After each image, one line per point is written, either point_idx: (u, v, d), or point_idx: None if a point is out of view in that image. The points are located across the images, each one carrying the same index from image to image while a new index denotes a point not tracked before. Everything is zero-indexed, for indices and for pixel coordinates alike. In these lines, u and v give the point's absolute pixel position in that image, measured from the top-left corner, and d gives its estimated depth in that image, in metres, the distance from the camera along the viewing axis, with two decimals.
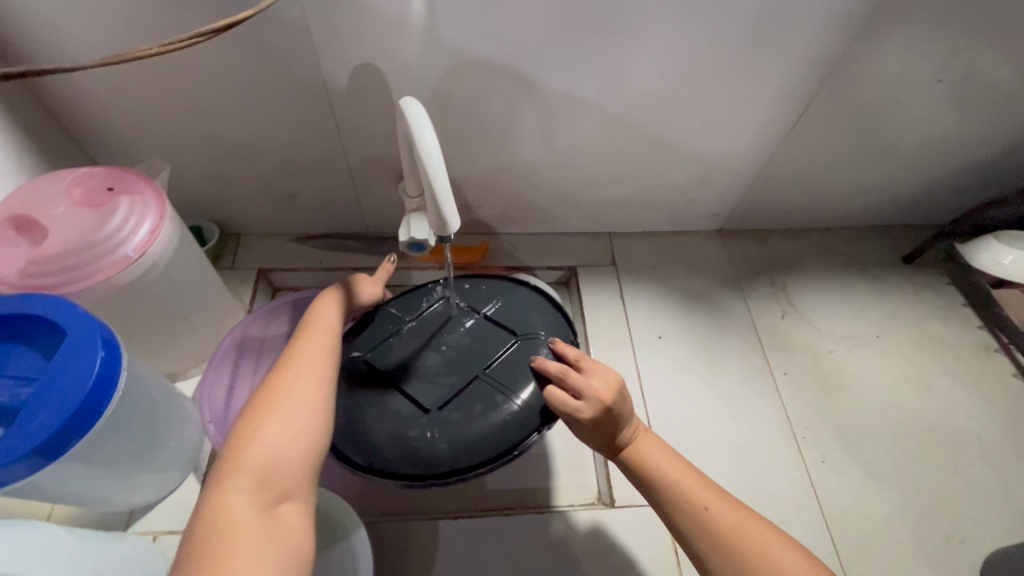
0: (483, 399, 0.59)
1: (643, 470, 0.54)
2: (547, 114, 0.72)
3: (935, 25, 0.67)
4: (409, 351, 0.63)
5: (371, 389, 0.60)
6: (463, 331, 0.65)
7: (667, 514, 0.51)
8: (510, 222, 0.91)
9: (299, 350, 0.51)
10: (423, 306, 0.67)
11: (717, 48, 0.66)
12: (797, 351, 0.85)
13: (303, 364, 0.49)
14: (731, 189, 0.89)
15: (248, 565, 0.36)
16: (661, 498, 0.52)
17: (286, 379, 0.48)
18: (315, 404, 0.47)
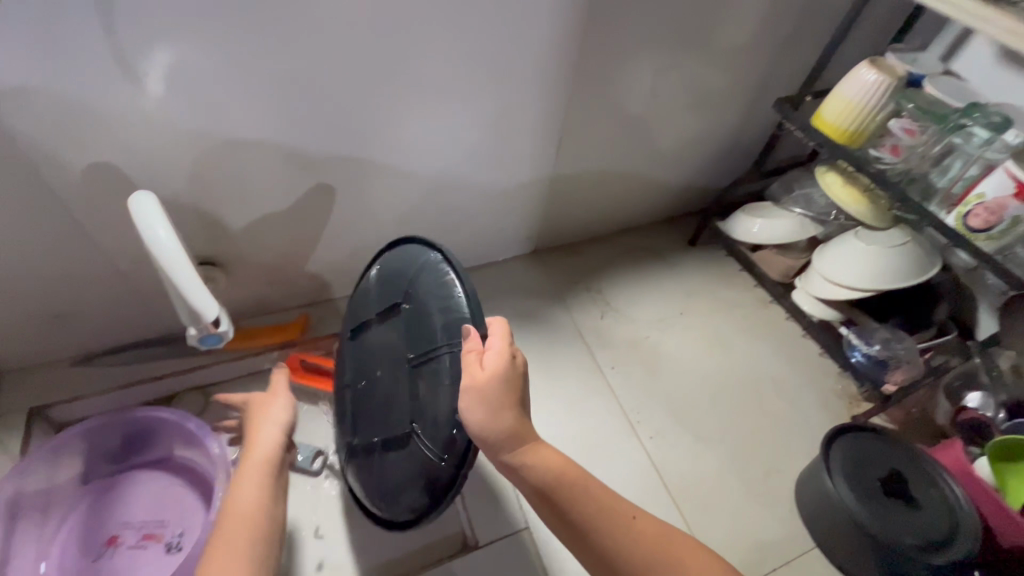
0: (424, 380, 0.56)
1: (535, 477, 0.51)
2: (322, 179, 0.73)
3: (639, 52, 0.79)
4: (372, 404, 0.63)
5: (365, 447, 0.63)
6: (376, 334, 0.64)
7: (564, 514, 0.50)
8: (328, 288, 0.89)
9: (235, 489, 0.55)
10: (348, 377, 0.68)
11: (464, 93, 0.71)
12: (620, 343, 0.93)
13: (240, 504, 0.54)
14: (530, 213, 0.96)
15: None
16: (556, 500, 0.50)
17: (231, 524, 0.52)
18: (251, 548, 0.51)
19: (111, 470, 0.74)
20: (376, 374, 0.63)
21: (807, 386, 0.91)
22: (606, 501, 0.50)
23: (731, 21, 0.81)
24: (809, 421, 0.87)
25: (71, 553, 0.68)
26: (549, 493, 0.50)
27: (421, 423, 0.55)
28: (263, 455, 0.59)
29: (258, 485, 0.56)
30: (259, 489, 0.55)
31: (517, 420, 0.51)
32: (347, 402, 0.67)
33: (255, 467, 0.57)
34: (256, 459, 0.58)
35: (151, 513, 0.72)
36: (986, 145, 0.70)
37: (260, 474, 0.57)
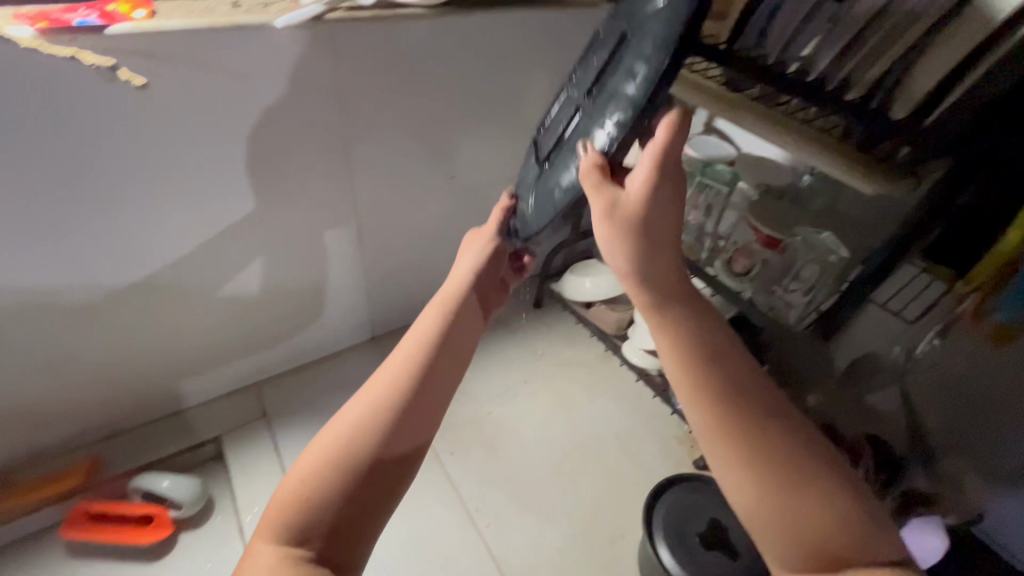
0: (597, 116, 0.48)
1: (692, 329, 0.43)
2: (72, 319, 0.65)
3: (421, 143, 0.78)
4: (563, 112, 0.55)
5: (519, 190, 0.59)
6: (600, 33, 0.52)
7: (709, 369, 0.41)
8: (122, 423, 0.80)
9: (378, 374, 0.48)
10: (569, 81, 0.55)
11: (227, 207, 0.67)
12: (461, 427, 0.89)
13: (351, 404, 0.46)
14: (355, 304, 0.92)
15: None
16: (710, 362, 0.42)
17: (372, 394, 0.47)
18: (370, 434, 0.44)
19: None
20: (571, 95, 0.54)
21: (652, 437, 0.91)
22: (743, 390, 0.41)
23: (512, 107, 0.84)
24: (653, 476, 0.86)
25: None
26: (691, 349, 0.42)
27: (541, 183, 0.54)
28: (426, 328, 0.51)
29: (415, 360, 0.49)
30: (442, 318, 0.52)
31: (654, 247, 0.44)
32: (552, 122, 0.57)
33: (421, 343, 0.50)
34: (415, 336, 0.51)
35: None
36: (734, 197, 0.77)
37: (414, 347, 0.50)
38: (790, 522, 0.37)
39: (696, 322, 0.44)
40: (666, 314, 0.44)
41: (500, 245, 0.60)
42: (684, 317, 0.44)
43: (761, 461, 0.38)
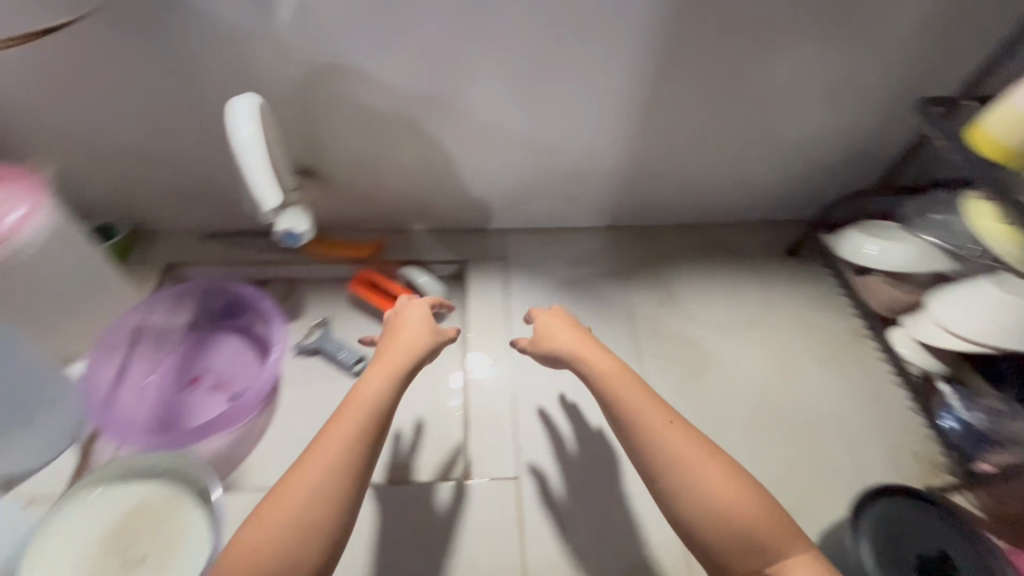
0: None
1: (633, 416, 0.63)
2: (409, 112, 0.79)
3: (752, 25, 0.72)
4: None
5: None
6: None
7: (679, 483, 0.59)
8: (406, 221, 0.97)
9: (330, 439, 0.58)
10: None
11: (552, 48, 0.73)
12: (669, 336, 0.89)
13: (327, 470, 0.56)
14: (610, 183, 0.93)
15: (315, 506, 0.55)
16: (664, 475, 0.60)
17: (336, 439, 0.58)
18: (319, 485, 0.56)
19: (206, 328, 0.90)
20: None
21: (878, 435, 0.79)
22: (711, 457, 0.60)
23: (879, 2, 0.70)
24: (864, 472, 0.76)
25: (165, 379, 0.85)
26: (669, 471, 0.59)
27: None
28: (368, 391, 0.62)
29: (358, 428, 0.59)
30: (390, 384, 0.63)
31: (620, 369, 0.67)
32: None
33: (367, 400, 0.61)
34: (363, 397, 0.61)
35: (227, 368, 0.87)
36: None
37: (367, 416, 0.60)
38: (744, 537, 0.55)
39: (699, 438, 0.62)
40: (694, 431, 0.63)
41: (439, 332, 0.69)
42: (651, 399, 0.65)
43: (745, 545, 0.55)
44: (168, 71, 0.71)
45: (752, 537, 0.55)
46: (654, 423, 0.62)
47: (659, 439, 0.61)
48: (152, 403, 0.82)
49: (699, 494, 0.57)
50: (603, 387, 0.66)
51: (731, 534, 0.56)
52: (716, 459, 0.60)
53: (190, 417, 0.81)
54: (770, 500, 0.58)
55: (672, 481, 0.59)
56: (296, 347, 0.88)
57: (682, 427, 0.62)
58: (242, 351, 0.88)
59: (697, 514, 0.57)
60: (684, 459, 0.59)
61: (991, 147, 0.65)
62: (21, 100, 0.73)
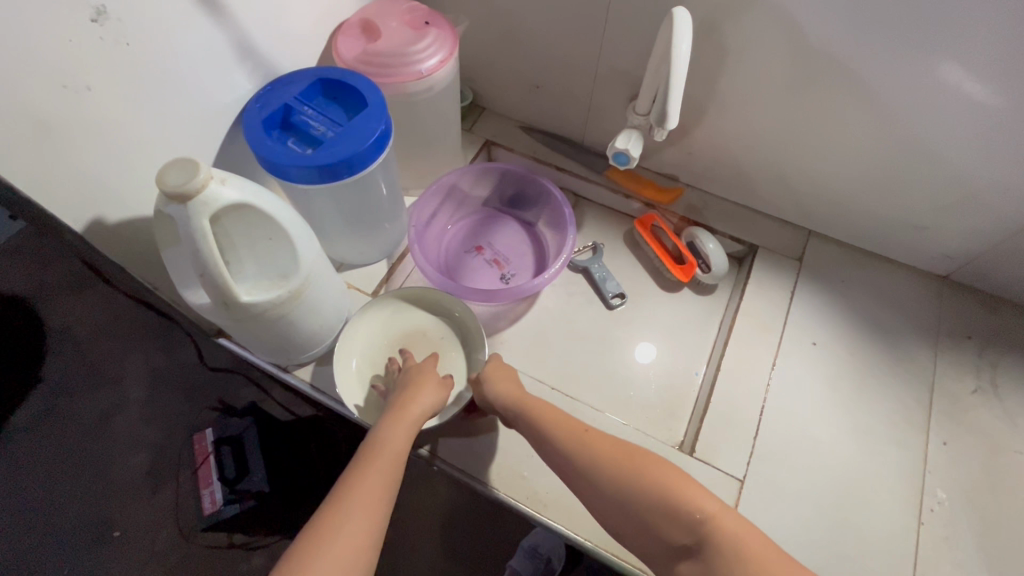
0: None
1: (551, 426, 0.63)
2: (800, 75, 0.71)
3: None
4: None
5: None
6: None
7: (597, 470, 0.57)
8: (713, 182, 0.93)
9: (357, 477, 0.54)
10: None
11: None
12: (973, 430, 0.73)
13: (358, 497, 0.52)
14: (986, 231, 0.76)
15: (356, 561, 0.48)
16: (589, 455, 0.59)
17: (362, 476, 0.54)
18: (355, 512, 0.50)
19: (498, 207, 0.98)
20: None
21: None
22: (626, 460, 0.57)
23: None
24: None
25: (457, 236, 0.96)
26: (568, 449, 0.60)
27: None
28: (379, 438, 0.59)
29: (387, 467, 0.56)
30: (400, 428, 0.61)
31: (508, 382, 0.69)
32: None
33: (378, 444, 0.58)
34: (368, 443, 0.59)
35: (505, 251, 0.95)
36: None
37: (388, 463, 0.56)
38: (652, 500, 0.54)
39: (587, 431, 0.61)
40: (588, 461, 0.58)
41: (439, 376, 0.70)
42: (594, 432, 0.61)
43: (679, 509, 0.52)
44: None
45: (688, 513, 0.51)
46: (565, 424, 0.63)
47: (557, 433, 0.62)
48: (444, 253, 0.94)
49: (605, 472, 0.57)
50: (546, 437, 0.62)
51: (671, 517, 0.52)
52: (608, 458, 0.58)
53: (468, 278, 0.91)
54: (660, 461, 0.57)
55: (630, 484, 0.55)
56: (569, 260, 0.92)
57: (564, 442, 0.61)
58: (522, 241, 0.95)
59: (625, 476, 0.56)
60: (637, 466, 0.57)
61: None
62: None
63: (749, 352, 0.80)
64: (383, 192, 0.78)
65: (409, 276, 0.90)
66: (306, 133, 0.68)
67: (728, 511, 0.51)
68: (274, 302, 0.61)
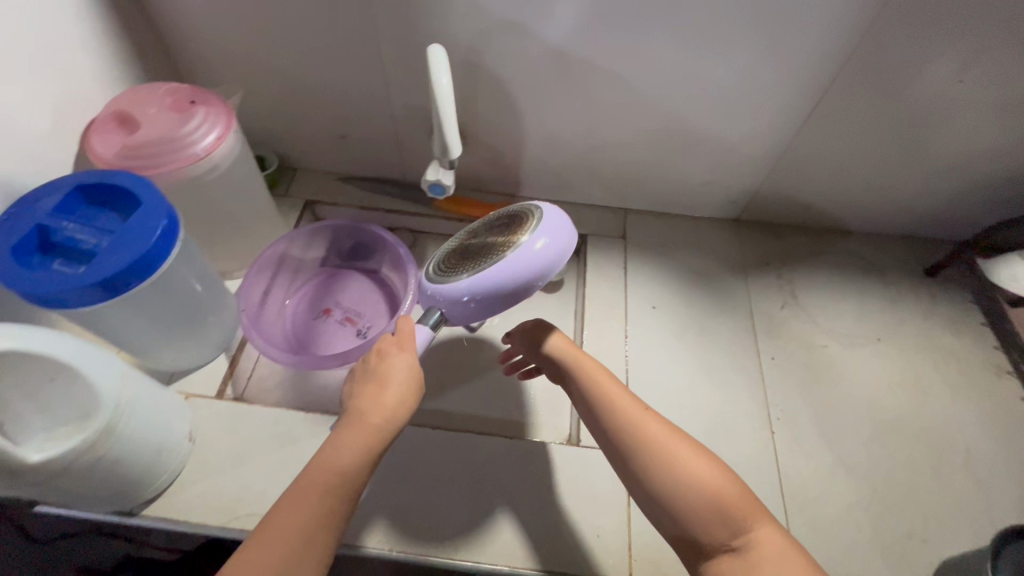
0: None
1: (603, 400, 0.60)
2: (564, 81, 0.79)
3: (960, 24, 0.66)
4: None
5: None
6: None
7: (642, 459, 0.55)
8: (532, 188, 0.99)
9: (279, 518, 0.51)
10: None
11: (733, 26, 0.69)
12: (790, 339, 0.86)
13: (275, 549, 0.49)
14: (749, 175, 0.90)
15: None
16: (641, 451, 0.56)
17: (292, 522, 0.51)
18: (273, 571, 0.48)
19: (337, 264, 0.95)
20: None
21: (1013, 479, 0.75)
22: (671, 447, 0.55)
23: None
24: (991, 512, 0.72)
25: (300, 305, 0.91)
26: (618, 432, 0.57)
27: None
28: (343, 464, 0.53)
29: (329, 516, 0.52)
30: (367, 457, 0.54)
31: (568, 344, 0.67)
32: None
33: (346, 477, 0.53)
34: (333, 470, 0.53)
35: (355, 305, 0.92)
36: None
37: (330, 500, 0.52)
38: (692, 495, 0.53)
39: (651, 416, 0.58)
40: (646, 449, 0.56)
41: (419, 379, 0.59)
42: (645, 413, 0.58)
43: (720, 506, 0.52)
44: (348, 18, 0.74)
45: (725, 507, 0.52)
46: (627, 405, 0.59)
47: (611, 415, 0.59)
48: (290, 326, 0.88)
49: (652, 461, 0.55)
50: (605, 402, 0.60)
51: (713, 515, 0.52)
52: (667, 448, 0.55)
53: (322, 344, 0.87)
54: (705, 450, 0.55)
55: (670, 477, 0.53)
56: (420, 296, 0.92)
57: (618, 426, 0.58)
58: (370, 291, 0.93)
59: (665, 470, 0.54)
60: (668, 455, 0.55)
61: None
62: (211, 32, 0.77)
63: (603, 332, 0.86)
64: (194, 286, 0.72)
65: (256, 362, 0.83)
66: (73, 250, 0.60)
67: (748, 498, 0.53)
68: (79, 450, 0.53)
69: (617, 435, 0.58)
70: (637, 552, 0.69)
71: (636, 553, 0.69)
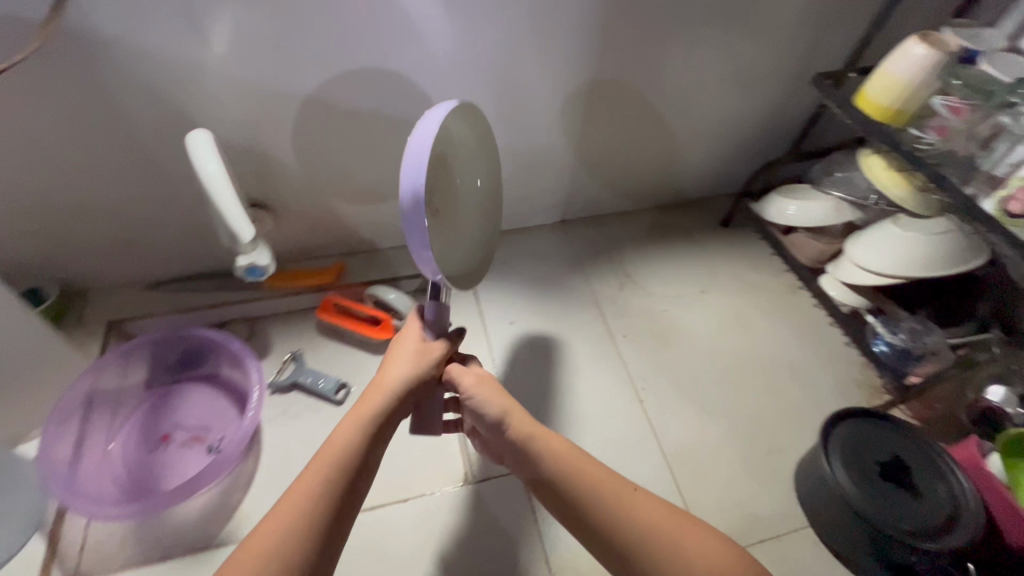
0: None
1: (583, 490, 0.57)
2: (357, 136, 0.79)
3: (670, 23, 0.79)
4: None
5: None
6: None
7: (642, 548, 0.53)
8: (364, 242, 0.97)
9: (293, 489, 0.52)
10: None
11: (494, 57, 0.75)
12: (635, 315, 0.95)
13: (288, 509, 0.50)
14: (559, 180, 0.98)
15: None
16: (637, 541, 0.53)
17: (306, 489, 0.52)
18: (281, 537, 0.48)
19: (166, 381, 0.84)
20: None
21: (828, 375, 0.89)
22: (668, 526, 0.54)
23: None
24: (821, 407, 0.86)
25: (129, 443, 0.78)
26: (609, 520, 0.55)
27: None
28: (344, 442, 0.56)
29: (340, 483, 0.53)
30: (362, 434, 0.57)
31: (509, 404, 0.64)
32: None
33: (345, 453, 0.55)
34: (331, 450, 0.55)
35: (199, 420, 0.82)
36: None
37: (336, 470, 0.53)
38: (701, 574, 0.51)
39: (652, 500, 0.57)
40: (641, 532, 0.54)
41: (421, 348, 0.63)
42: (638, 495, 0.57)
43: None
44: (92, 121, 0.67)
45: None
46: (617, 490, 0.57)
47: (598, 504, 0.56)
48: (121, 471, 0.76)
49: (653, 547, 0.53)
50: (589, 491, 0.57)
51: None
52: (668, 529, 0.54)
53: (167, 478, 0.76)
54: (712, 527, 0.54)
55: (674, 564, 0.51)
56: (272, 387, 0.85)
57: (605, 510, 0.56)
58: (213, 399, 0.83)
59: (671, 557, 0.52)
60: (674, 541, 0.53)
61: (880, 110, 0.76)
62: None
63: None
64: None
65: (86, 527, 0.70)
66: None
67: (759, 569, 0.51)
68: None
69: (609, 526, 0.55)
70: (555, 564, 0.71)
71: (555, 565, 0.70)
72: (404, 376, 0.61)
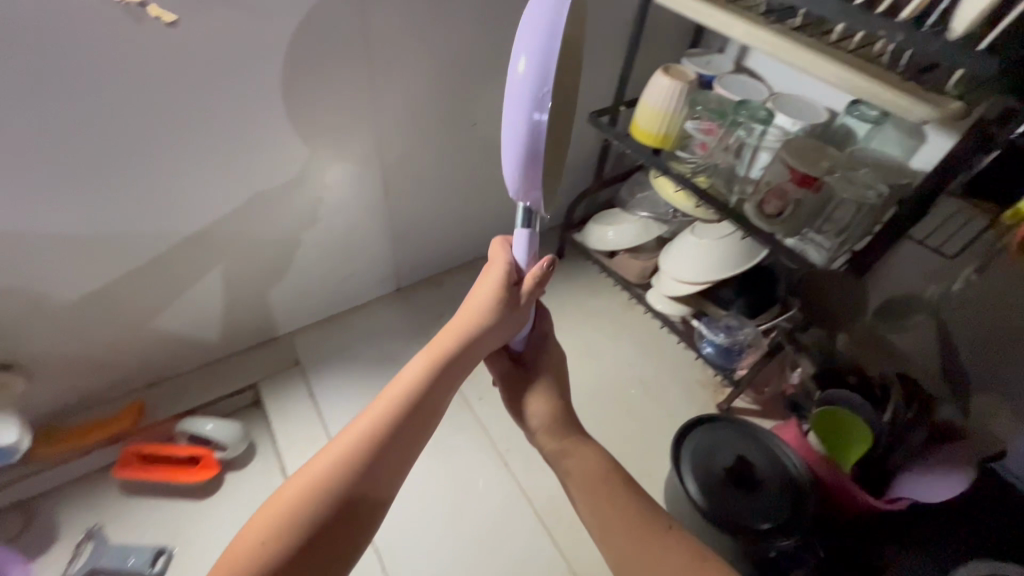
0: None
1: (617, 514, 0.54)
2: (110, 266, 0.67)
3: (442, 88, 0.77)
4: None
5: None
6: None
7: None
8: (167, 369, 0.83)
9: (362, 423, 0.47)
10: None
11: (256, 154, 0.68)
12: (488, 372, 0.92)
13: (338, 450, 0.46)
14: (380, 253, 0.93)
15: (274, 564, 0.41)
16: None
17: (366, 433, 0.46)
18: (292, 512, 0.42)
19: None
20: None
21: (676, 383, 0.94)
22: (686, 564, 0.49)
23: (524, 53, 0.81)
24: (675, 418, 0.89)
25: None
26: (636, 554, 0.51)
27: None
28: (418, 379, 0.50)
29: (393, 436, 0.47)
30: (434, 372, 0.50)
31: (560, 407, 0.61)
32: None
33: (413, 388, 0.49)
34: (405, 385, 0.49)
35: None
36: (766, 135, 0.76)
37: (394, 413, 0.48)
38: None
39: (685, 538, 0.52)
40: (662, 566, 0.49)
41: (512, 294, 0.54)
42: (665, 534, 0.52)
43: None
44: None
45: None
46: (642, 529, 0.52)
47: (630, 529, 0.52)
48: None
49: None
50: (618, 515, 0.54)
51: None
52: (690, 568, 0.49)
53: None
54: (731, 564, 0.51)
55: None
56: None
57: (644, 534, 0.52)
58: None
59: None
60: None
61: (651, 137, 0.82)
62: None
63: None
64: None
65: None
66: None
67: None
68: None
69: (625, 556, 0.51)
70: None
71: None
72: (489, 309, 0.53)
